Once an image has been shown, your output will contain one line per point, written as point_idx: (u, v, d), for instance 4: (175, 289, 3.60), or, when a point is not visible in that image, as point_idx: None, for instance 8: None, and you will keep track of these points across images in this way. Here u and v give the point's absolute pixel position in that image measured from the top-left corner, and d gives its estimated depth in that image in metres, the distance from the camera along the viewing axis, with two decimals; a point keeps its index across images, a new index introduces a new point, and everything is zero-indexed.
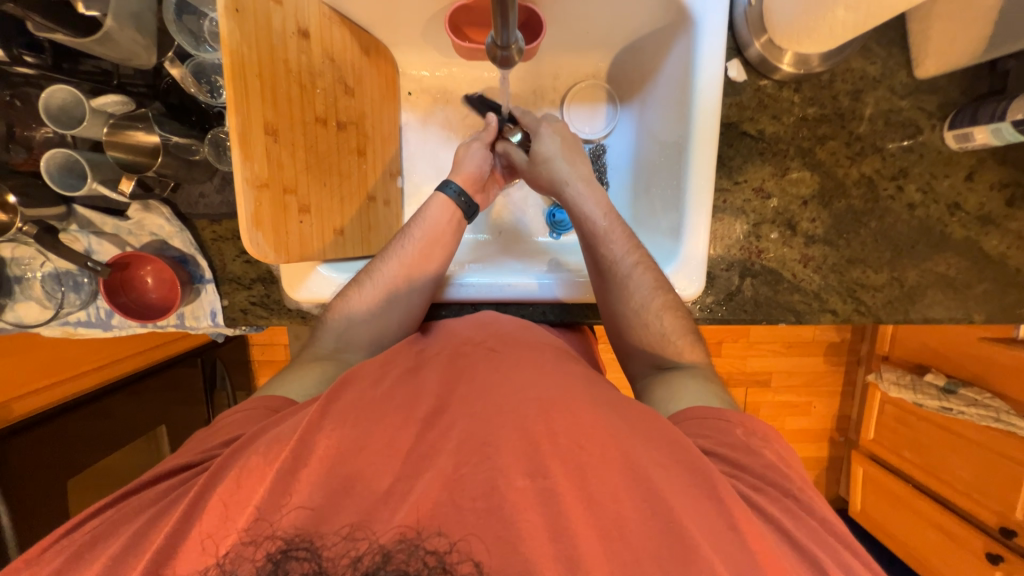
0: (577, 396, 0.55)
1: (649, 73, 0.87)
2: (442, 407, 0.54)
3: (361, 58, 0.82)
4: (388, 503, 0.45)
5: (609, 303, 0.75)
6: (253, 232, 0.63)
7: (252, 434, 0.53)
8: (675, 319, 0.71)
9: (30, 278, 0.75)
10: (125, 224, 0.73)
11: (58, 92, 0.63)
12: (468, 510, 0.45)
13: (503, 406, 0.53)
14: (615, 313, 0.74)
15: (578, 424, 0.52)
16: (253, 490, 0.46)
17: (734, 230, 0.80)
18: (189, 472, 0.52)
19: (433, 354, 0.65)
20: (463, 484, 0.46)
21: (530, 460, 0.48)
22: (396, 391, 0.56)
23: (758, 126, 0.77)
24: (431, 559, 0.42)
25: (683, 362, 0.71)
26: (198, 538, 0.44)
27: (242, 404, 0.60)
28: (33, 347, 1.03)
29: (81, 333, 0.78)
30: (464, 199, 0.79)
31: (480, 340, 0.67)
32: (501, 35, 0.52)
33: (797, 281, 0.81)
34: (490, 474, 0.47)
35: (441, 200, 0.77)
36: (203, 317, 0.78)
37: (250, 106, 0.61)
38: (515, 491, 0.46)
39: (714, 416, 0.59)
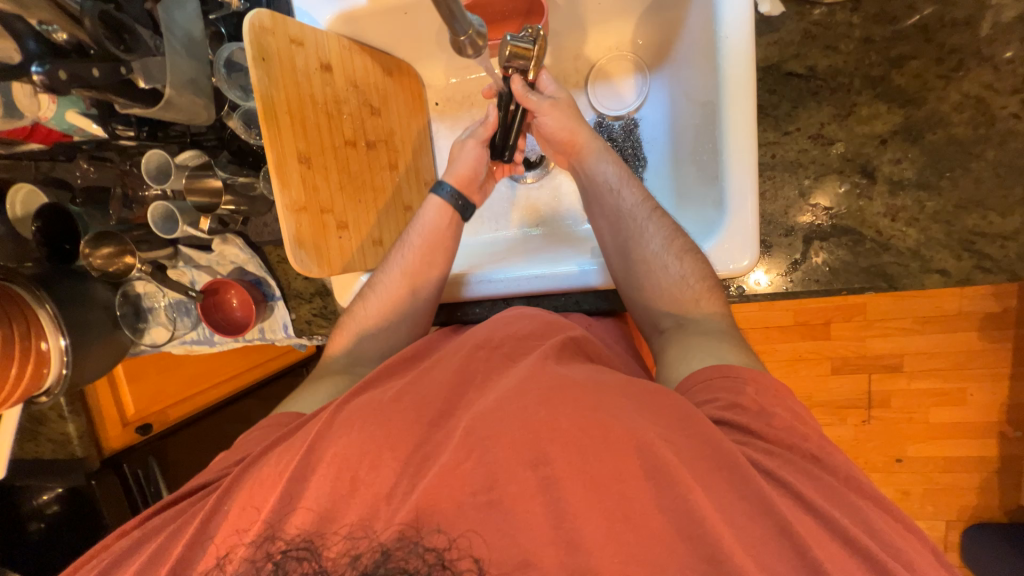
0: (580, 382, 0.53)
1: (675, 31, 0.79)
2: (449, 409, 0.55)
3: (384, 79, 0.87)
4: (390, 502, 0.47)
5: (626, 252, 0.73)
6: (297, 251, 0.71)
7: (255, 455, 0.57)
8: (694, 262, 0.69)
9: (156, 308, 0.94)
10: (212, 257, 0.88)
11: (154, 156, 0.78)
12: (470, 505, 0.46)
13: (504, 399, 0.51)
14: (632, 264, 0.73)
15: (582, 410, 0.49)
16: (267, 495, 0.52)
17: (794, 190, 0.68)
18: (203, 490, 0.58)
19: (451, 351, 0.64)
20: (465, 481, 0.47)
21: (530, 450, 0.47)
22: (405, 393, 0.57)
23: (806, 62, 0.65)
24: (430, 556, 0.43)
25: (697, 312, 0.68)
26: (237, 527, 0.51)
27: (257, 425, 0.66)
28: (175, 367, 1.29)
29: (196, 348, 0.98)
30: (460, 199, 0.80)
31: (496, 339, 0.64)
32: (455, 25, 0.50)
33: (885, 239, 0.67)
34: (490, 468, 0.47)
35: (435, 202, 0.80)
36: (279, 330, 0.90)
37: (282, 140, 0.69)
38: (516, 482, 0.46)
39: (723, 376, 0.57)
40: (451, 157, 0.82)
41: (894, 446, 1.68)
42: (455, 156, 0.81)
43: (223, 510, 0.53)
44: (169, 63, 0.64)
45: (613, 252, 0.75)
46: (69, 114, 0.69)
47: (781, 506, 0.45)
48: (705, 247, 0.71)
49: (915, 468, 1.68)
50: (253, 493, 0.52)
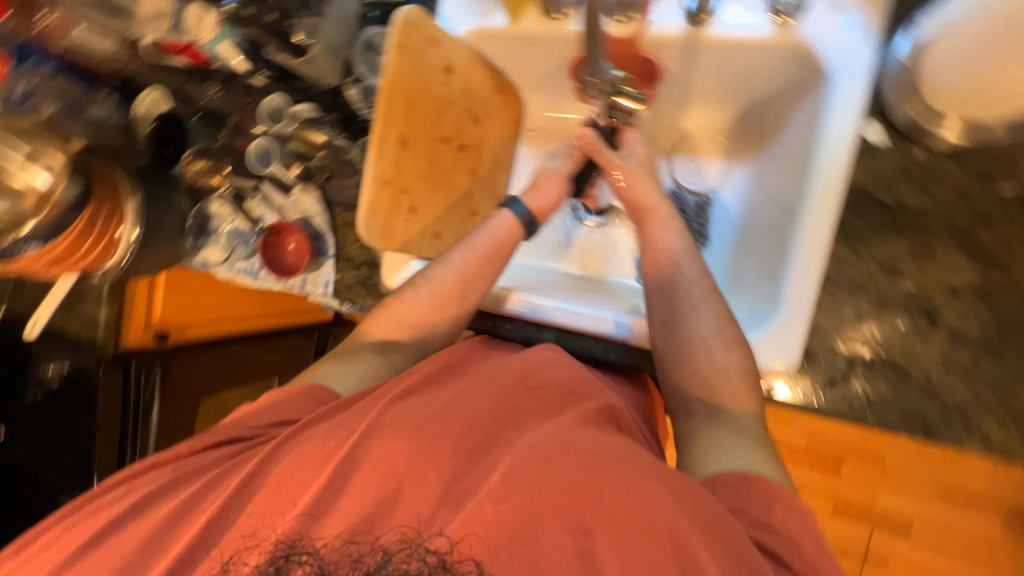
0: (625, 456, 0.53)
1: (774, 133, 0.83)
2: (489, 442, 0.57)
3: (493, 96, 0.94)
4: (432, 524, 0.50)
5: (673, 325, 0.71)
6: (367, 219, 0.77)
7: (301, 424, 0.60)
8: (736, 356, 0.67)
9: (219, 230, 0.99)
10: (287, 201, 0.94)
11: (272, 99, 0.86)
12: (506, 547, 0.49)
13: (551, 451, 0.53)
14: (675, 339, 0.70)
15: (625, 490, 0.50)
16: (309, 479, 0.54)
17: (847, 309, 0.68)
18: (239, 445, 0.62)
19: (491, 378, 0.64)
20: (503, 526, 0.49)
21: (574, 519, 0.49)
22: (451, 410, 0.59)
23: (895, 195, 0.67)
24: (432, 558, 0.48)
25: (731, 407, 0.65)
26: (276, 498, 0.54)
27: (290, 390, 0.67)
28: (209, 289, 1.35)
29: (239, 279, 1.01)
30: (529, 220, 0.83)
31: (535, 382, 0.64)
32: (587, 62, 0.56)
33: (931, 387, 0.65)
34: (532, 520, 0.49)
35: (507, 218, 0.82)
36: (319, 285, 0.93)
37: (391, 119, 0.75)
38: (556, 543, 0.48)
39: (748, 486, 0.56)
40: (534, 185, 0.86)
41: None
42: (539, 186, 0.86)
43: (261, 477, 0.56)
44: (324, 25, 0.76)
45: (659, 321, 0.73)
46: (222, 43, 0.77)
47: None
48: (752, 337, 0.71)
49: None
50: (297, 476, 0.55)
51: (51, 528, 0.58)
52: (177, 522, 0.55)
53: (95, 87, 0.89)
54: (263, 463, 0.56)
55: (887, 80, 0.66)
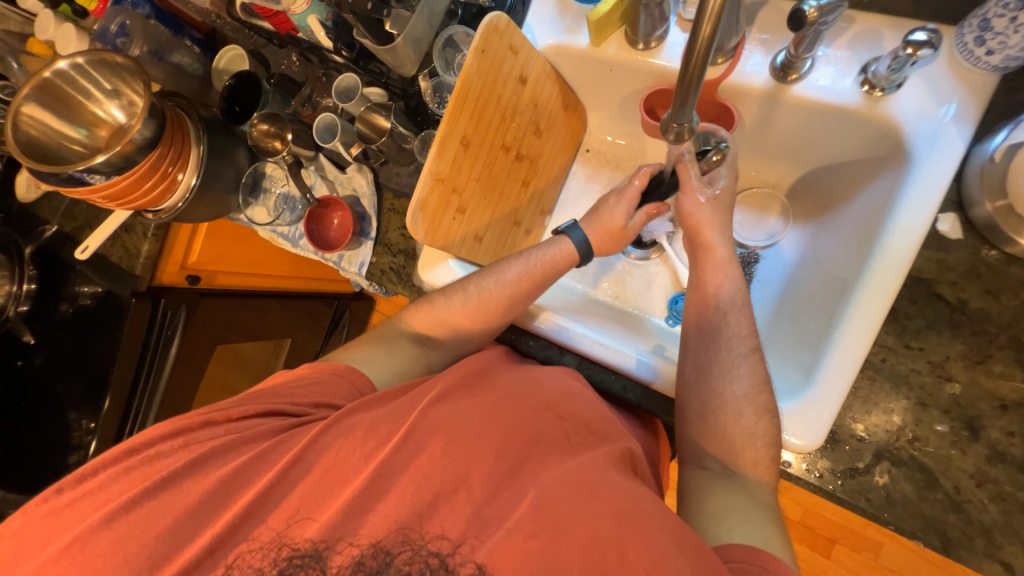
0: (653, 513, 0.52)
1: (840, 201, 0.81)
2: (515, 468, 0.56)
3: (558, 110, 0.94)
4: (459, 549, 0.51)
5: (706, 376, 0.70)
6: (417, 212, 0.77)
7: (346, 410, 0.61)
8: (767, 425, 0.65)
9: (270, 192, 1.03)
10: (341, 176, 0.95)
11: (347, 77, 0.88)
12: None
13: (577, 492, 0.53)
14: (705, 393, 0.69)
15: (647, 547, 0.49)
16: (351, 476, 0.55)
17: (889, 402, 0.65)
18: (281, 422, 0.61)
19: (517, 396, 0.65)
20: (528, 560, 0.49)
21: (597, 571, 0.48)
22: (483, 434, 0.58)
23: (960, 294, 0.64)
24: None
25: (749, 474, 0.65)
26: (311, 486, 0.55)
27: (329, 369, 0.68)
28: (245, 243, 1.45)
29: (279, 242, 1.03)
30: (586, 249, 0.82)
31: (562, 410, 0.65)
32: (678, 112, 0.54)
33: (958, 499, 0.62)
34: (553, 558, 0.49)
35: (568, 248, 0.81)
36: (354, 265, 0.94)
37: (458, 118, 0.76)
38: None
39: (760, 567, 0.53)
40: (598, 211, 0.83)
41: None
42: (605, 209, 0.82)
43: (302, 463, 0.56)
44: (411, 20, 0.74)
45: (693, 368, 0.72)
46: (310, 17, 0.80)
47: None
48: (781, 407, 0.68)
49: None
50: (338, 471, 0.56)
51: (95, 476, 0.57)
52: (217, 494, 0.55)
53: (182, 36, 0.97)
54: (311, 444, 0.57)
55: (973, 172, 0.63)
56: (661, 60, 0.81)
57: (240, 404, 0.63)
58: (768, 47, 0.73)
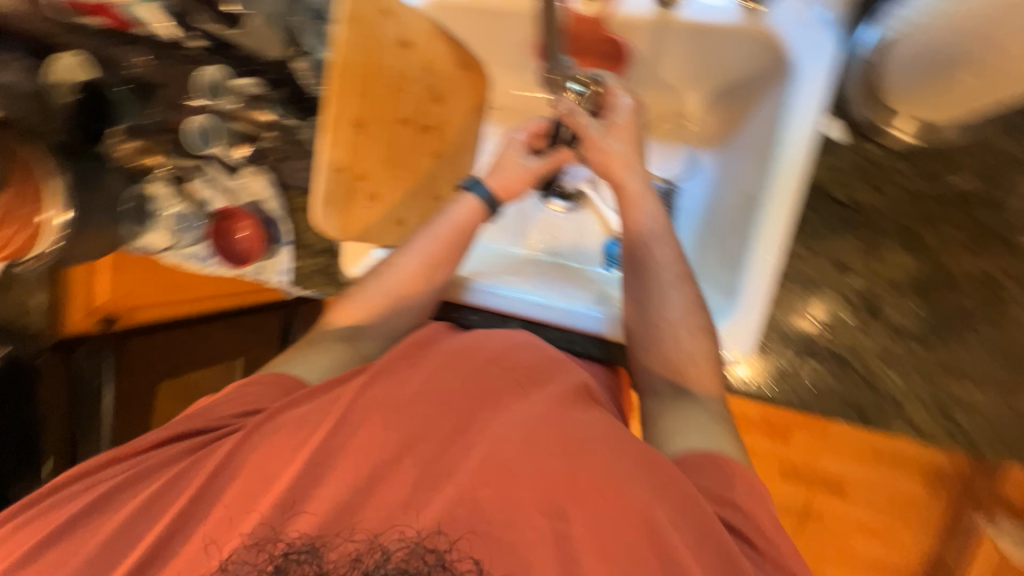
0: (600, 442, 0.55)
1: (739, 120, 0.82)
2: (463, 424, 0.58)
3: (457, 71, 0.88)
4: (408, 512, 0.52)
5: (644, 309, 0.73)
6: (324, 210, 0.73)
7: (268, 413, 0.59)
8: (703, 343, 0.69)
9: (160, 214, 0.91)
10: (234, 182, 0.87)
11: (212, 71, 0.80)
12: (485, 533, 0.51)
13: (526, 437, 0.55)
14: (646, 324, 0.72)
15: (603, 475, 0.53)
16: (282, 466, 0.56)
17: (801, 304, 0.71)
18: (209, 436, 0.61)
19: (461, 355, 0.65)
20: (483, 507, 0.52)
21: (552, 503, 0.52)
22: (423, 398, 0.60)
23: (850, 193, 0.68)
24: (433, 557, 0.50)
25: (696, 391, 0.69)
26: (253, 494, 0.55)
27: (254, 379, 0.66)
28: None
29: (189, 265, 0.95)
30: (493, 202, 0.79)
31: (507, 363, 0.64)
32: None
33: (871, 377, 0.69)
34: (507, 504, 0.52)
35: (473, 203, 0.78)
36: (275, 273, 0.89)
37: (347, 100, 0.70)
38: (533, 528, 0.51)
39: (714, 463, 0.60)
40: (500, 165, 0.81)
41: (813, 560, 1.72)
42: (507, 166, 0.80)
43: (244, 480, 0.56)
44: None
45: (630, 304, 0.74)
46: (139, 8, 0.70)
47: None
48: (718, 327, 0.72)
49: None
50: (269, 469, 0.56)
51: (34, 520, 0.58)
52: (155, 512, 0.56)
53: None
54: (234, 451, 0.57)
55: (849, 72, 0.65)
56: None
57: (166, 428, 0.63)
58: None
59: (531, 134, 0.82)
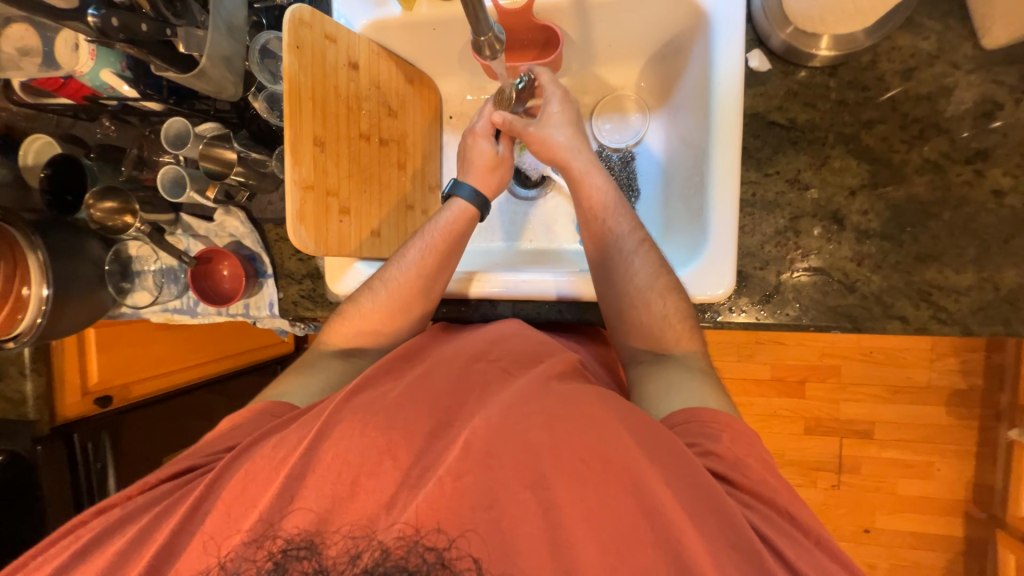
0: (581, 409, 0.56)
1: (675, 78, 0.87)
2: (448, 421, 0.59)
3: (405, 87, 0.94)
4: (391, 510, 0.51)
5: (611, 279, 0.75)
6: (296, 226, 0.74)
7: (247, 443, 0.61)
8: (674, 303, 0.72)
9: (145, 271, 0.95)
10: (212, 226, 0.89)
11: (174, 123, 0.82)
12: (467, 513, 0.49)
13: (507, 418, 0.55)
14: (614, 294, 0.74)
15: (580, 440, 0.53)
16: (259, 494, 0.54)
17: (767, 227, 0.73)
18: (191, 473, 0.62)
19: (445, 360, 0.68)
20: (463, 495, 0.50)
21: (535, 475, 0.51)
22: (407, 401, 0.60)
23: (788, 114, 0.72)
24: (431, 555, 0.47)
25: (675, 350, 0.71)
26: (231, 530, 0.53)
27: (246, 413, 0.69)
28: (147, 342, 1.29)
29: (176, 319, 0.96)
30: (481, 200, 0.83)
31: (494, 355, 0.69)
32: (478, 26, 0.56)
33: (851, 282, 0.71)
34: (491, 483, 0.51)
35: (463, 206, 0.82)
36: (264, 307, 0.91)
37: (301, 119, 0.73)
38: (517, 503, 0.50)
39: (697, 420, 0.60)
40: (469, 163, 0.85)
41: (861, 515, 1.66)
42: (479, 161, 0.84)
43: (232, 512, 0.54)
44: (209, 37, 0.69)
45: (600, 276, 0.76)
46: (103, 72, 0.73)
47: (773, 566, 0.48)
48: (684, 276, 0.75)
49: (883, 542, 1.66)
50: (249, 490, 0.55)
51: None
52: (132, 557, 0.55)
53: None
54: (219, 475, 0.57)
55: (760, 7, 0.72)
56: None
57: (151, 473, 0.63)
58: None
59: (488, 121, 0.84)
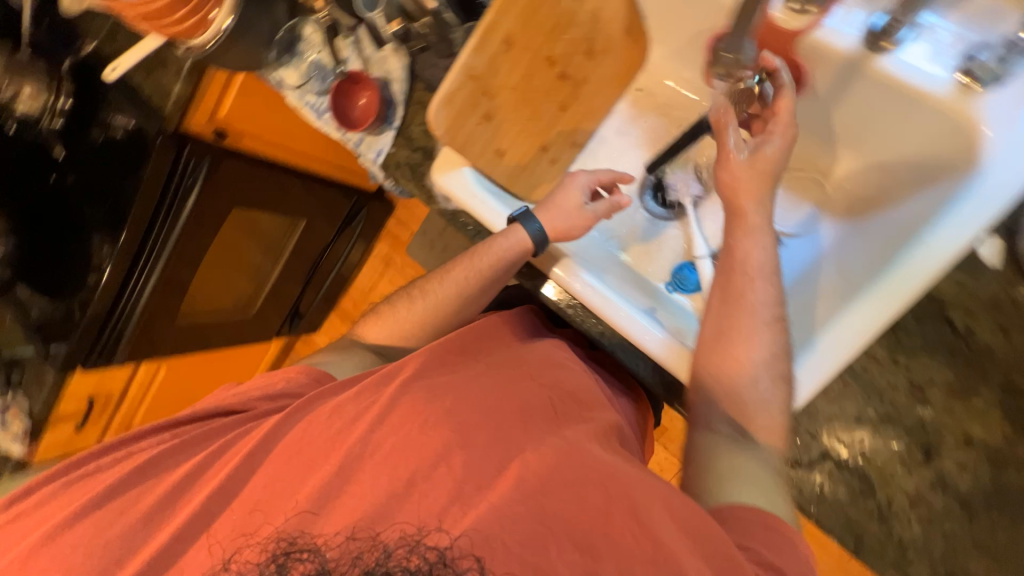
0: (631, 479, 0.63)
1: (880, 200, 0.74)
2: (489, 444, 0.66)
3: (621, 38, 0.83)
4: (439, 518, 0.59)
5: (725, 339, 0.67)
6: (439, 106, 0.75)
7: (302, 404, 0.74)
8: (783, 392, 0.65)
9: (303, 56, 0.99)
10: (376, 53, 0.91)
11: None
12: (506, 536, 0.58)
13: (536, 480, 0.62)
14: (719, 354, 0.67)
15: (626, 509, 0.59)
16: (317, 470, 0.66)
17: (850, 407, 0.66)
18: (248, 421, 0.75)
19: (489, 379, 0.76)
20: (514, 530, 0.58)
21: (577, 538, 0.58)
22: (460, 410, 0.69)
23: (968, 322, 0.66)
24: (434, 554, 0.56)
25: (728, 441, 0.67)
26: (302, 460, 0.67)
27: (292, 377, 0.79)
28: (276, 110, 1.42)
29: (304, 111, 1.02)
30: (542, 240, 0.80)
31: (545, 381, 0.80)
32: (734, 40, 0.59)
33: (886, 509, 0.64)
34: (531, 525, 0.59)
35: (523, 237, 0.80)
36: (372, 150, 0.93)
37: (507, 13, 0.71)
38: (556, 556, 0.57)
39: (757, 522, 0.57)
40: (554, 206, 0.82)
41: None
42: (565, 209, 0.82)
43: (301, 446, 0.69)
44: None
45: (711, 329, 0.69)
46: None
47: None
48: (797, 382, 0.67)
49: None
50: (312, 451, 0.68)
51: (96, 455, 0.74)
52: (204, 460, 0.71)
53: None
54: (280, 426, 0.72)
55: None
56: None
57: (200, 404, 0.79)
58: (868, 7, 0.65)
59: (595, 181, 0.84)
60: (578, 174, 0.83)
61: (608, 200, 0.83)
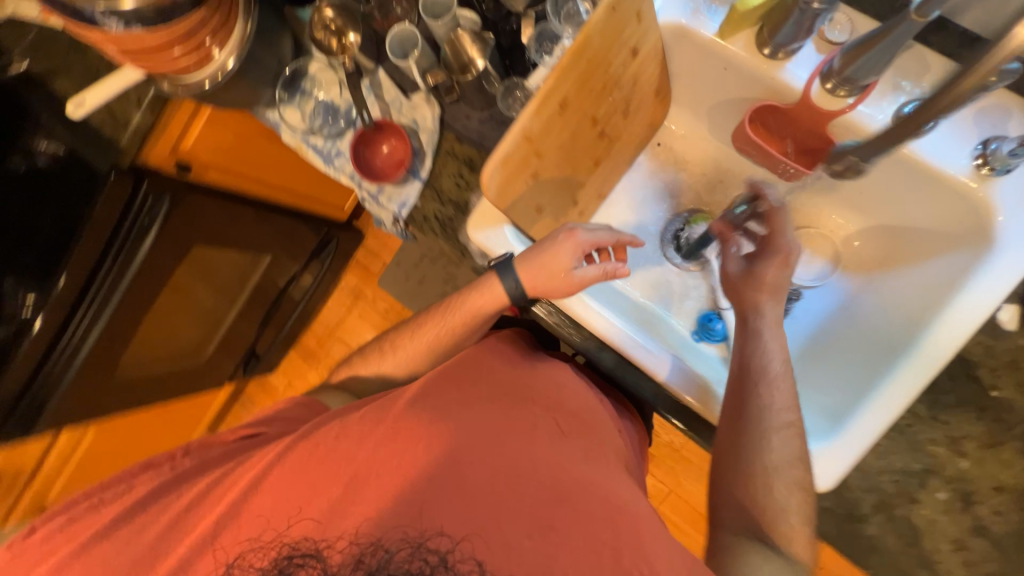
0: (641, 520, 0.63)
1: (896, 261, 0.82)
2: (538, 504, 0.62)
3: (650, 96, 0.87)
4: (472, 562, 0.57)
5: (741, 443, 0.69)
6: (495, 168, 0.69)
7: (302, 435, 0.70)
8: (799, 500, 0.66)
9: (310, 95, 0.90)
10: (402, 100, 0.86)
11: None
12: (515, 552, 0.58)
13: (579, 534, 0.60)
14: (737, 456, 0.69)
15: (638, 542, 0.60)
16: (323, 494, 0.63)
17: (898, 461, 0.70)
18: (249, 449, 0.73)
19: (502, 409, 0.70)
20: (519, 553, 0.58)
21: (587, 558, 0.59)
22: (515, 473, 0.64)
23: (997, 382, 0.67)
24: (433, 557, 0.56)
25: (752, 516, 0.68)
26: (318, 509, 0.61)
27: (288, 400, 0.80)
28: (249, 137, 1.25)
29: (307, 154, 0.91)
30: (518, 293, 0.78)
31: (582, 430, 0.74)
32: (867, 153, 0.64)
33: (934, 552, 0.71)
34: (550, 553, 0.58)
35: (499, 291, 0.79)
36: (395, 203, 0.87)
37: (566, 76, 0.68)
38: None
39: None
40: (542, 258, 0.74)
41: None
42: (549, 262, 0.74)
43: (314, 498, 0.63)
44: None
45: (728, 425, 0.71)
46: None
47: None
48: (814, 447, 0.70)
49: None
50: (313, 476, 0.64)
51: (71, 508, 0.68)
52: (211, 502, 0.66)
53: None
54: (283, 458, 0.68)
55: None
56: (784, 75, 0.74)
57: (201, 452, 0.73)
58: (898, 94, 0.71)
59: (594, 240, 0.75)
60: (575, 227, 0.76)
61: (604, 265, 0.76)
